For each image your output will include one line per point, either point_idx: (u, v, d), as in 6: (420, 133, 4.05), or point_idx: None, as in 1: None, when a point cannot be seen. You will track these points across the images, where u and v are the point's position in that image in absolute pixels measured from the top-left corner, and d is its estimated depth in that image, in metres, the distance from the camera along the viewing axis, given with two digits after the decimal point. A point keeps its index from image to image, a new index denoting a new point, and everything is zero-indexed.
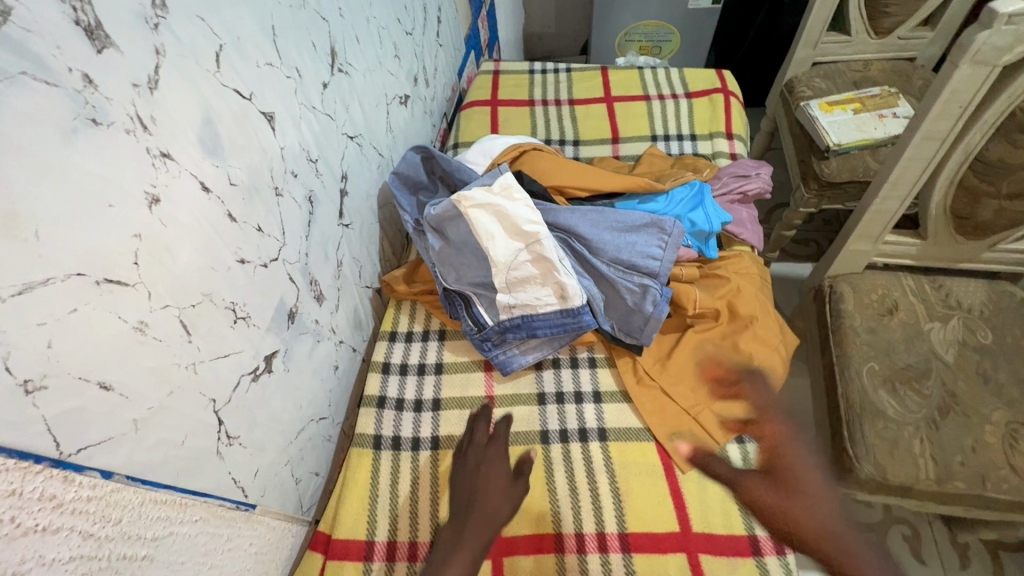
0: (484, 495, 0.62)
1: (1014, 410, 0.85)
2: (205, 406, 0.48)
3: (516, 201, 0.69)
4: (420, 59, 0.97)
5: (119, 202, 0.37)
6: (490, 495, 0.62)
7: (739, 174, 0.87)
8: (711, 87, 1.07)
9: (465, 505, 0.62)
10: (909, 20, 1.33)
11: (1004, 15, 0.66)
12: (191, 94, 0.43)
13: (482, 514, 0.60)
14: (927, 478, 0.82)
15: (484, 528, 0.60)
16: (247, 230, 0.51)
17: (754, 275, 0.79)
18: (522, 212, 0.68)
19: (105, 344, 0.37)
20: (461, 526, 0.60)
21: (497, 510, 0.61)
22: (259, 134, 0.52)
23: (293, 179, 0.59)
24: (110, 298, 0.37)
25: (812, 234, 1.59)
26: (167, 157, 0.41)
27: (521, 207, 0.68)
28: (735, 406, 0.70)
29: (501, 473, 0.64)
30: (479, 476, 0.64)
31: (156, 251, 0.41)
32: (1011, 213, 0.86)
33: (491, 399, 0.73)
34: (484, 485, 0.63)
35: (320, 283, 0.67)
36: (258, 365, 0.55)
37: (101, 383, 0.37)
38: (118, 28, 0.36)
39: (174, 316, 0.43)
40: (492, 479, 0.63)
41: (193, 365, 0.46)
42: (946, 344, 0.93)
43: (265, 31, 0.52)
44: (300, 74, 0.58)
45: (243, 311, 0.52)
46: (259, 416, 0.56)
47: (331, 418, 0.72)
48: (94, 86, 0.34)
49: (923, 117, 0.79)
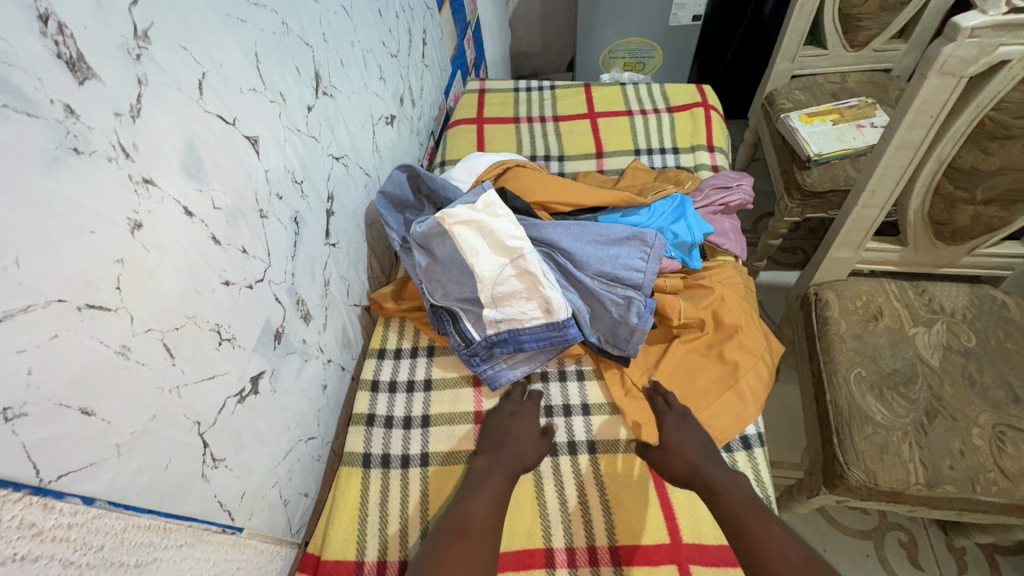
0: (516, 437, 0.67)
1: (1000, 412, 0.86)
2: (189, 429, 0.48)
3: (500, 217, 0.70)
4: (405, 80, 0.99)
5: (101, 228, 0.37)
6: (523, 435, 0.67)
7: (721, 185, 0.89)
8: (691, 101, 1.09)
9: (497, 442, 0.66)
10: (882, 33, 1.36)
11: (967, 28, 0.68)
12: (174, 121, 0.44)
13: (514, 450, 0.65)
14: (917, 482, 0.82)
15: (515, 463, 0.64)
16: (231, 252, 0.52)
17: (738, 284, 0.80)
18: (505, 227, 0.69)
19: (86, 369, 0.37)
20: (496, 458, 0.64)
21: (524, 452, 0.65)
22: (243, 158, 0.53)
23: (278, 201, 0.60)
24: (92, 323, 0.37)
25: (798, 242, 1.61)
26: (149, 183, 0.41)
27: (504, 223, 0.69)
28: (722, 415, 0.70)
29: (531, 424, 0.69)
30: (511, 423, 0.69)
31: (139, 276, 0.41)
32: (986, 218, 0.88)
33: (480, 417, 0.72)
34: (514, 430, 0.68)
35: (308, 302, 0.67)
36: (244, 387, 0.55)
37: (83, 409, 0.37)
38: (101, 60, 0.37)
39: (157, 340, 0.43)
40: (521, 428, 0.68)
41: (177, 388, 0.46)
42: (931, 348, 0.94)
43: (248, 57, 0.53)
44: (284, 98, 0.59)
45: (228, 332, 0.52)
46: (245, 438, 0.56)
47: (320, 437, 0.72)
48: (76, 116, 0.35)
49: (897, 127, 0.81)
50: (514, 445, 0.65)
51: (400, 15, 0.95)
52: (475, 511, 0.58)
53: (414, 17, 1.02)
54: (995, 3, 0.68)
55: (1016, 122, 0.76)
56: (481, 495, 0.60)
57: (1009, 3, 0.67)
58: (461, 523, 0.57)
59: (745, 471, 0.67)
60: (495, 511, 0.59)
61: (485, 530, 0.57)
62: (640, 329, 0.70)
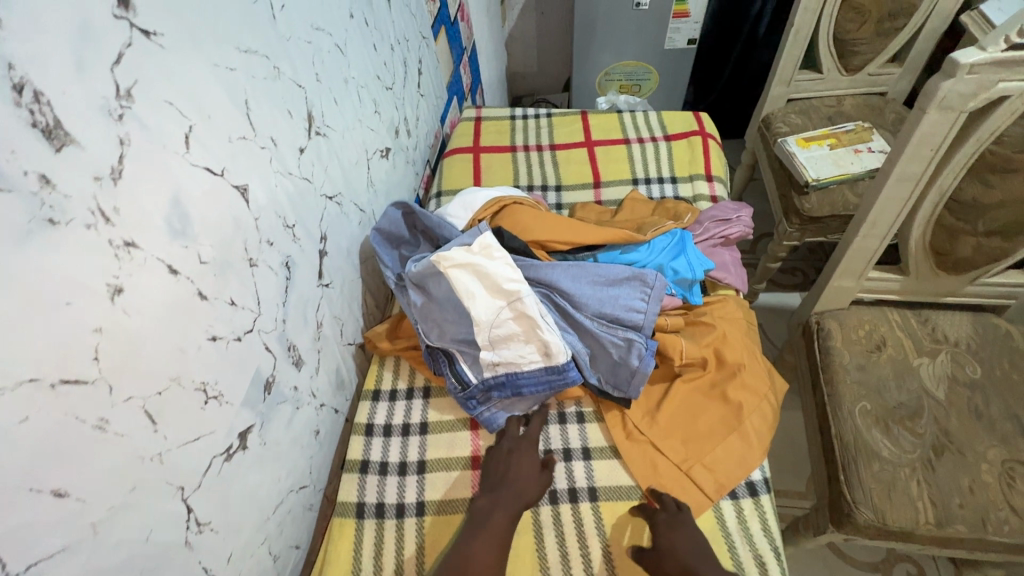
0: (516, 474, 0.65)
1: (1009, 446, 0.84)
2: (172, 496, 0.45)
3: (496, 259, 0.68)
4: (401, 111, 0.98)
5: (78, 299, 0.36)
6: (522, 475, 0.65)
7: (720, 218, 0.88)
8: (689, 129, 1.09)
9: (497, 479, 0.65)
10: (877, 57, 1.37)
11: (966, 64, 0.68)
12: (158, 179, 0.42)
13: (515, 488, 0.63)
14: (927, 522, 0.80)
15: (517, 501, 0.62)
16: (218, 305, 0.50)
17: (739, 319, 0.79)
18: (501, 270, 0.67)
19: (59, 448, 0.35)
20: (497, 498, 0.62)
21: (525, 490, 0.64)
22: (232, 208, 0.51)
23: (269, 247, 0.58)
24: (67, 399, 0.35)
25: (797, 264, 1.60)
26: (131, 246, 0.40)
27: (501, 266, 0.68)
28: (726, 459, 0.68)
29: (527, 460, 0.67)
30: (507, 460, 0.67)
31: (119, 343, 0.39)
32: (988, 248, 0.88)
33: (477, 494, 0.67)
34: (512, 467, 0.66)
35: (299, 347, 0.66)
36: (231, 444, 0.53)
37: (56, 490, 0.35)
38: (80, 124, 0.35)
39: (138, 407, 0.41)
40: (519, 464, 0.66)
41: (159, 455, 0.44)
42: (936, 380, 0.92)
43: (237, 106, 0.52)
44: (275, 142, 0.58)
45: (215, 389, 0.50)
46: (232, 497, 0.54)
47: (313, 485, 0.70)
48: (52, 186, 0.34)
49: (897, 160, 0.80)
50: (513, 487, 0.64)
51: (396, 47, 0.94)
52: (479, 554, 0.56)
53: (409, 48, 1.01)
54: (994, 40, 0.68)
55: (1017, 156, 0.76)
56: (485, 537, 0.58)
57: (1009, 40, 0.67)
58: (466, 565, 0.56)
59: (751, 520, 0.65)
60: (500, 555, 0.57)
61: (489, 573, 0.55)
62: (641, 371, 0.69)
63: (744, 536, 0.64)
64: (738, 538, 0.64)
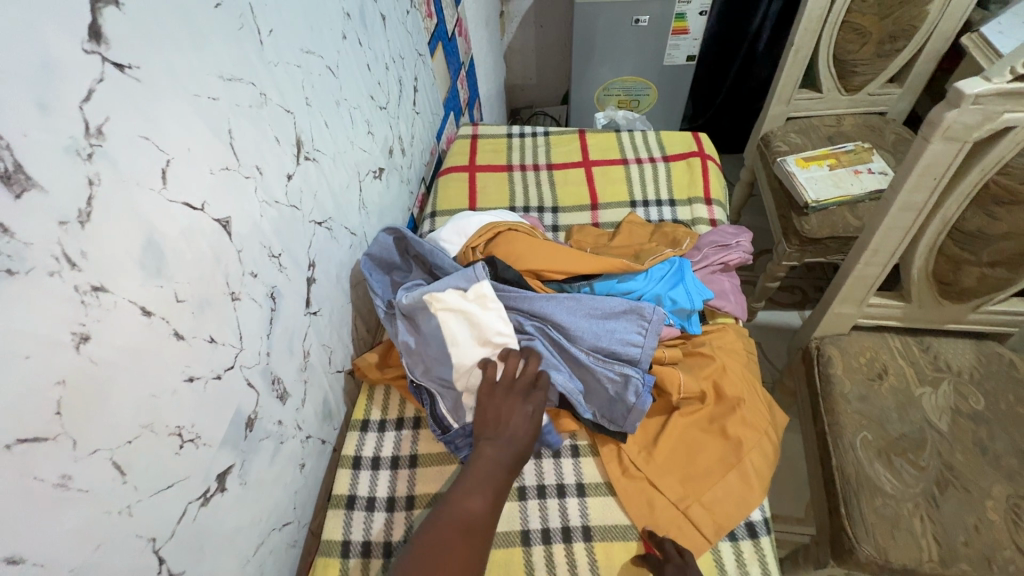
0: (514, 419, 0.63)
1: (1014, 482, 0.82)
2: (141, 549, 0.43)
3: (489, 309, 0.68)
4: (395, 130, 0.96)
5: (37, 352, 0.34)
6: (521, 419, 0.63)
7: (720, 244, 0.86)
8: (688, 150, 1.07)
9: (495, 424, 0.63)
10: (877, 77, 1.36)
11: (971, 95, 0.66)
12: (131, 217, 0.40)
13: (515, 434, 0.62)
14: (931, 560, 0.78)
15: (517, 448, 0.61)
16: (196, 344, 0.48)
17: (738, 350, 0.77)
18: (493, 321, 0.68)
19: (15, 514, 0.33)
20: (498, 448, 0.61)
21: (524, 438, 0.62)
22: (213, 242, 0.49)
23: (253, 280, 0.56)
24: (22, 460, 0.33)
25: (796, 283, 1.59)
26: (100, 291, 0.38)
27: (493, 317, 0.68)
28: (725, 499, 0.66)
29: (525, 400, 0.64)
30: (506, 402, 0.64)
31: (84, 393, 0.37)
32: (992, 279, 0.86)
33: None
34: (512, 411, 0.63)
35: (284, 380, 0.63)
36: (209, 487, 0.51)
37: (9, 559, 0.33)
38: (44, 166, 0.33)
39: (105, 460, 0.39)
40: (525, 407, 0.63)
41: (127, 508, 0.41)
42: (939, 411, 0.90)
43: (220, 136, 0.50)
44: (261, 171, 0.56)
45: (191, 432, 0.48)
46: (208, 543, 0.51)
47: (296, 521, 0.67)
48: (9, 233, 0.32)
49: (900, 188, 0.78)
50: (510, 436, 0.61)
51: (390, 66, 0.93)
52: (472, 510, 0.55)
53: (405, 66, 1.00)
54: (1000, 70, 0.66)
55: (1022, 187, 0.74)
56: (481, 487, 0.57)
57: (1014, 71, 0.65)
58: (463, 512, 0.55)
59: (751, 564, 0.63)
60: (495, 505, 0.57)
61: (487, 522, 0.56)
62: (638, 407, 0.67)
63: None
64: None
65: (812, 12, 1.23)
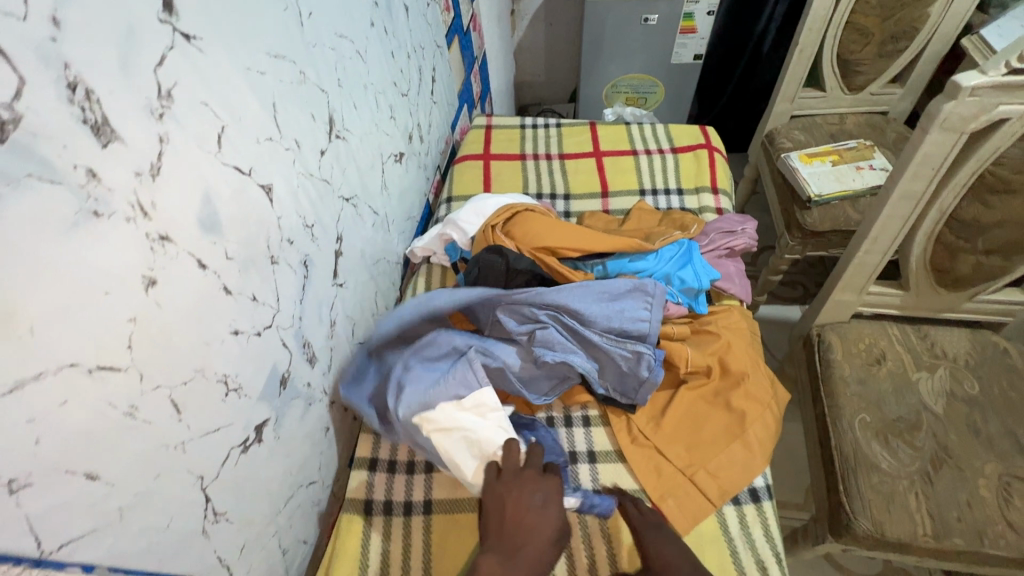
0: (521, 511, 0.59)
1: (1006, 462, 0.85)
2: (192, 485, 0.46)
3: (489, 418, 0.67)
4: (414, 117, 1.00)
5: (115, 289, 0.37)
6: (544, 524, 0.59)
7: (725, 230, 0.90)
8: (695, 142, 1.11)
9: (503, 522, 0.59)
10: (879, 77, 1.40)
11: (967, 88, 0.70)
12: (192, 176, 0.44)
13: (524, 532, 0.58)
14: (925, 534, 0.81)
15: (530, 552, 0.56)
16: (241, 301, 0.51)
17: (743, 329, 0.80)
18: (493, 431, 0.66)
19: (94, 434, 0.36)
20: (511, 553, 0.56)
21: (537, 533, 0.58)
22: (257, 206, 0.53)
23: (289, 246, 0.60)
24: (101, 385, 0.37)
25: (797, 278, 1.62)
26: (165, 240, 0.41)
27: (494, 428, 0.66)
28: (730, 466, 0.69)
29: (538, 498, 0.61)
30: (512, 497, 0.60)
31: (151, 332, 0.41)
32: (987, 267, 0.90)
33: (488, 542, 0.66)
34: (519, 506, 0.59)
35: (313, 345, 0.67)
36: (248, 436, 0.54)
37: (88, 474, 0.36)
38: (125, 122, 0.37)
39: (165, 396, 0.43)
40: (529, 497, 0.60)
41: (182, 445, 0.45)
42: (935, 395, 0.93)
43: (265, 108, 0.53)
44: (299, 145, 0.60)
45: (235, 382, 0.51)
46: (247, 489, 0.55)
47: (321, 481, 0.71)
48: (97, 179, 0.35)
49: (899, 178, 0.82)
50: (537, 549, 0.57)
51: (411, 55, 0.96)
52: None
53: (424, 56, 1.03)
54: (995, 64, 0.69)
55: (1016, 177, 0.78)
56: None
57: (1009, 65, 0.68)
58: None
59: (754, 526, 0.66)
60: None
61: None
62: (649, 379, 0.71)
63: (746, 541, 0.65)
64: (741, 543, 0.65)
65: (816, 12, 1.27)
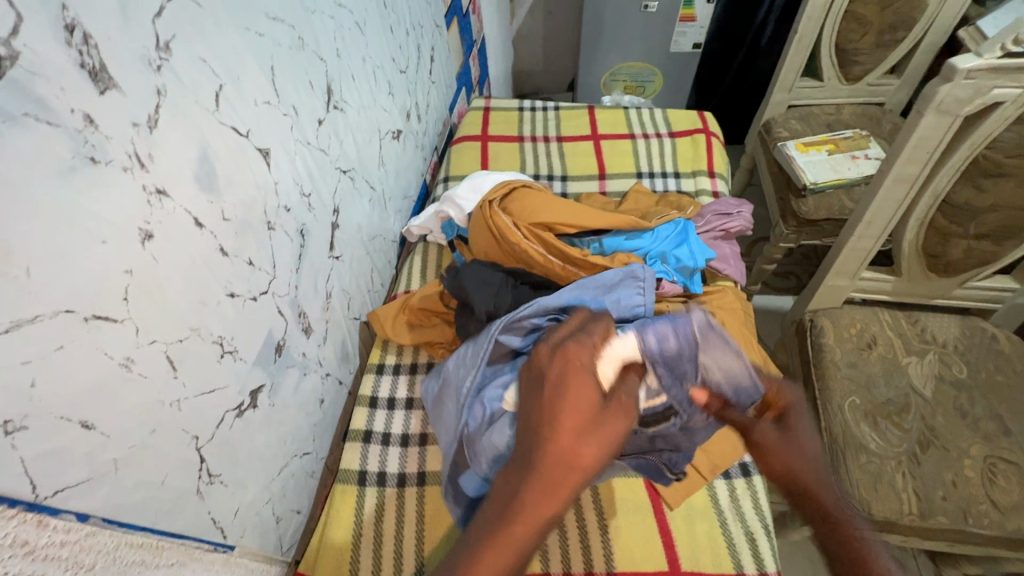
0: (569, 397, 0.43)
1: (991, 444, 0.86)
2: (187, 444, 0.47)
3: None
4: (413, 95, 0.99)
5: (112, 238, 0.37)
6: (592, 431, 0.42)
7: (722, 212, 0.90)
8: (693, 126, 1.11)
9: (544, 405, 0.44)
10: (876, 68, 1.40)
11: (963, 70, 0.70)
12: (189, 132, 0.43)
13: (572, 416, 0.42)
14: (911, 513, 0.83)
15: (580, 440, 0.41)
16: (238, 263, 0.51)
17: (736, 308, 0.81)
18: None
19: (90, 382, 0.36)
20: (553, 436, 0.41)
21: (592, 425, 0.42)
22: (254, 170, 0.53)
23: (286, 213, 0.59)
24: (98, 334, 0.37)
25: (791, 268, 1.63)
26: (162, 194, 0.41)
27: None
28: (721, 442, 0.71)
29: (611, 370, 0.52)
30: (562, 382, 0.45)
31: (147, 286, 0.40)
32: (978, 252, 0.91)
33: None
34: (570, 389, 0.44)
35: (309, 316, 0.67)
36: (243, 401, 0.54)
37: (84, 422, 0.36)
38: (123, 70, 0.37)
39: (161, 352, 0.43)
40: (582, 383, 0.45)
41: (177, 402, 0.45)
42: (923, 378, 0.95)
43: (263, 70, 0.53)
44: (296, 111, 0.60)
45: (231, 344, 0.51)
46: (241, 454, 0.55)
47: (315, 453, 0.71)
48: (95, 126, 0.35)
49: (894, 161, 0.82)
50: (570, 437, 0.41)
51: (410, 32, 0.96)
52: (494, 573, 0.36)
53: (423, 35, 1.03)
54: (990, 47, 0.70)
55: (1009, 161, 0.79)
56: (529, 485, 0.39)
57: (1004, 48, 0.69)
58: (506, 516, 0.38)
59: (743, 499, 0.69)
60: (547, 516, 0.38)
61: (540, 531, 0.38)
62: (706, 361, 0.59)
63: (735, 513, 0.68)
64: (731, 515, 0.68)
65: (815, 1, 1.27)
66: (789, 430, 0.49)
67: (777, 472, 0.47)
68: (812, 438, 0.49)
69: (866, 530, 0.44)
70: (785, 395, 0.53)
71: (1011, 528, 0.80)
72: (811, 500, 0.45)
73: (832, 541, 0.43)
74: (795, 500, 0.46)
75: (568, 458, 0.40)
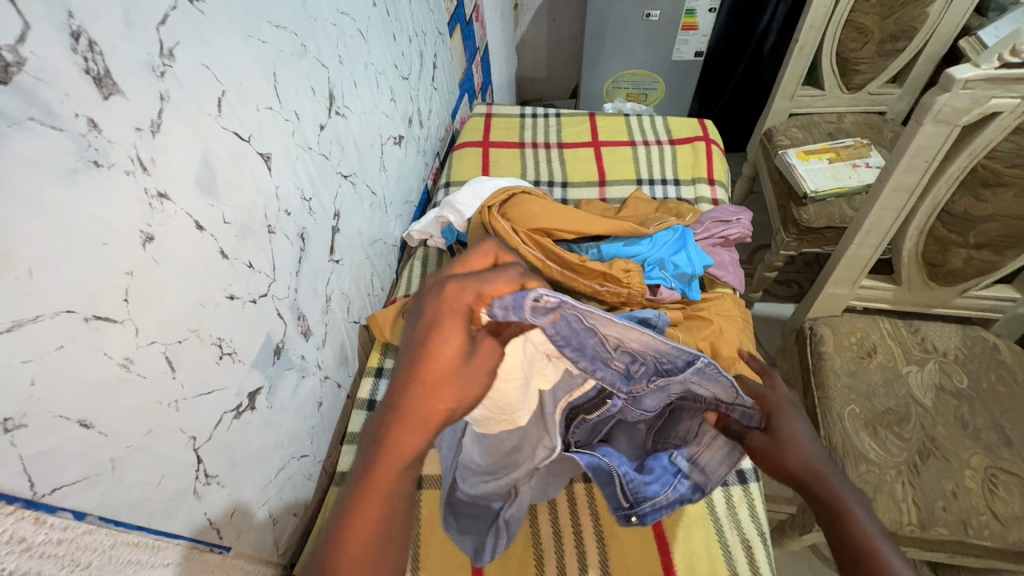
0: (431, 348, 0.43)
1: (991, 454, 0.86)
2: (184, 444, 0.47)
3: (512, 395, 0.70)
4: (414, 101, 1.00)
5: (113, 241, 0.38)
6: (466, 379, 0.44)
7: (721, 219, 0.90)
8: (693, 134, 1.12)
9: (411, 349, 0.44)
10: (877, 77, 1.40)
11: (961, 80, 0.71)
12: (191, 137, 0.44)
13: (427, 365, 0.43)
14: (911, 523, 0.82)
15: (440, 387, 0.43)
16: (238, 266, 0.52)
17: (735, 316, 0.81)
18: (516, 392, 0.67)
19: (89, 382, 0.37)
20: (417, 381, 0.43)
21: (455, 376, 0.44)
22: (255, 174, 0.54)
23: (286, 217, 0.60)
24: (97, 335, 0.37)
25: (792, 276, 1.63)
26: (163, 197, 0.42)
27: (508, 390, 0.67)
28: None
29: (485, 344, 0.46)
30: (427, 330, 0.43)
31: (148, 288, 0.41)
32: (979, 262, 0.91)
33: (478, 553, 0.65)
34: (431, 343, 0.43)
35: (308, 319, 0.67)
36: (241, 402, 0.55)
37: (81, 422, 0.37)
38: (126, 77, 0.38)
39: (160, 353, 0.43)
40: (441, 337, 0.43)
41: (175, 403, 0.45)
42: (924, 388, 0.94)
43: (265, 77, 0.54)
44: (298, 116, 0.61)
45: (229, 346, 0.52)
46: (239, 455, 0.55)
47: (313, 455, 0.71)
48: (98, 130, 0.36)
49: (893, 169, 0.82)
50: (430, 382, 0.43)
51: (413, 39, 0.97)
52: (377, 511, 0.42)
53: (425, 42, 1.04)
54: (988, 58, 0.70)
55: (1008, 171, 0.79)
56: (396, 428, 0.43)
57: (1001, 59, 0.69)
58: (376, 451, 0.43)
59: (740, 506, 0.69)
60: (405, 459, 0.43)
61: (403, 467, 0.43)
62: (620, 335, 0.52)
63: (732, 521, 0.68)
64: (727, 523, 0.68)
65: (817, 10, 1.28)
66: (777, 430, 0.56)
67: (788, 469, 0.54)
68: (800, 428, 0.56)
69: (862, 513, 0.50)
70: (769, 400, 0.59)
71: (1013, 540, 0.79)
72: (812, 489, 0.52)
73: (825, 514, 0.51)
74: (806, 492, 0.53)
75: (426, 405, 0.43)
